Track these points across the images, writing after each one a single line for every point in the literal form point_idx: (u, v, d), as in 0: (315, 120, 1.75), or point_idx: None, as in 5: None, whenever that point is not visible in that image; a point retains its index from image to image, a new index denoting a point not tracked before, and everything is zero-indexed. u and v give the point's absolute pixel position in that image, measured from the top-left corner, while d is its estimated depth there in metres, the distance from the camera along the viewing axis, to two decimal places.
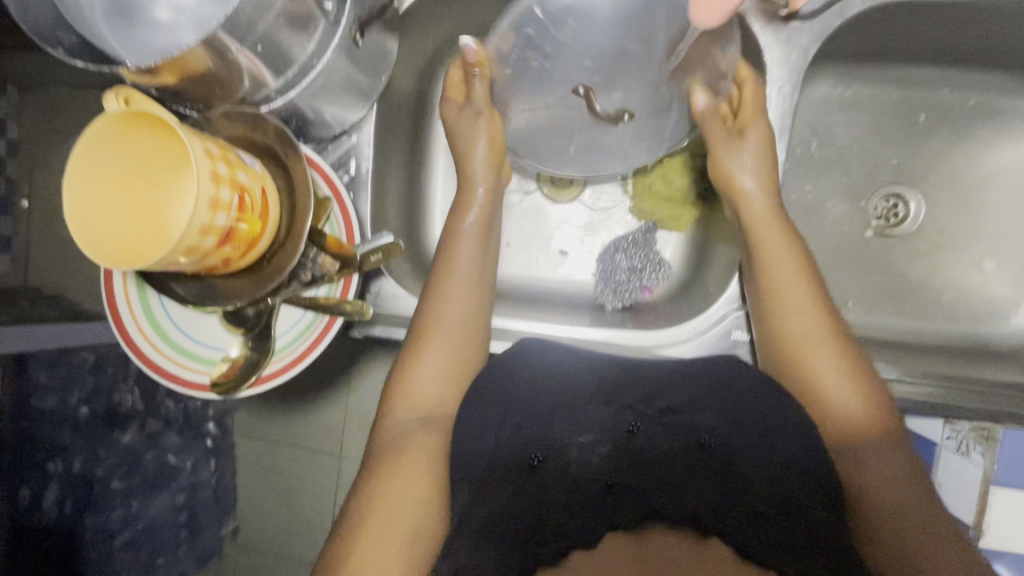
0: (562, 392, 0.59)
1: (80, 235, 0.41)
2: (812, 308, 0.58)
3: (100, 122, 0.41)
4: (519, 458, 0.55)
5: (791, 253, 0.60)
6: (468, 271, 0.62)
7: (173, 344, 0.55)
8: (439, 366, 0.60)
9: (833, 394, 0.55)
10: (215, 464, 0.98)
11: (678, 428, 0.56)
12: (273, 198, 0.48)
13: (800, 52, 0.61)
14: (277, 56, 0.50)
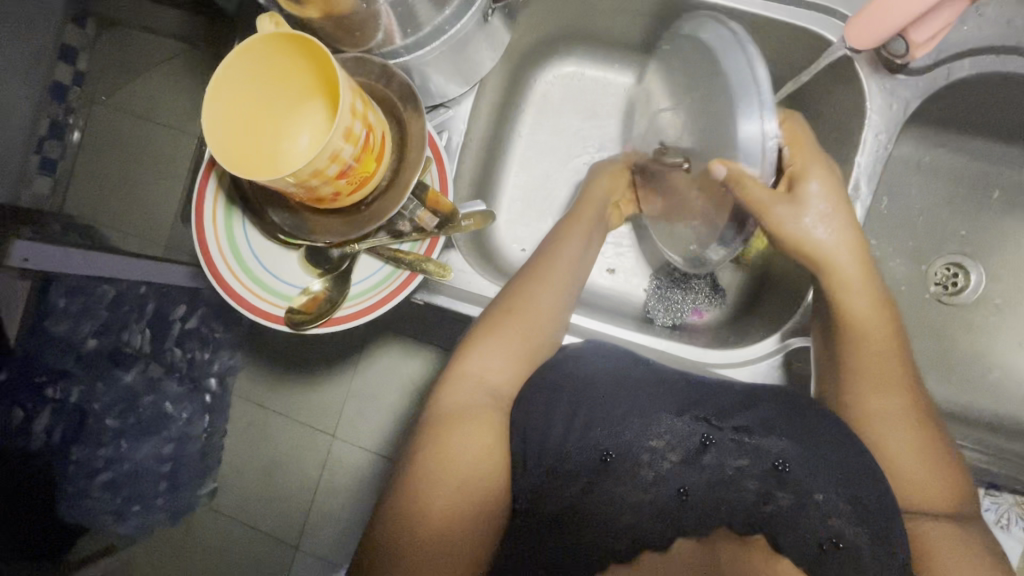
0: (638, 405, 0.55)
1: (211, 140, 0.43)
2: (900, 390, 0.56)
3: (255, 36, 0.42)
4: (593, 457, 0.53)
5: (880, 328, 0.58)
6: (559, 279, 0.62)
7: (247, 269, 0.56)
8: (512, 354, 0.58)
9: (911, 460, 0.54)
10: (210, 420, 1.01)
11: (757, 453, 0.52)
12: (388, 146, 0.49)
13: (902, 104, 0.63)
14: (416, 14, 0.52)
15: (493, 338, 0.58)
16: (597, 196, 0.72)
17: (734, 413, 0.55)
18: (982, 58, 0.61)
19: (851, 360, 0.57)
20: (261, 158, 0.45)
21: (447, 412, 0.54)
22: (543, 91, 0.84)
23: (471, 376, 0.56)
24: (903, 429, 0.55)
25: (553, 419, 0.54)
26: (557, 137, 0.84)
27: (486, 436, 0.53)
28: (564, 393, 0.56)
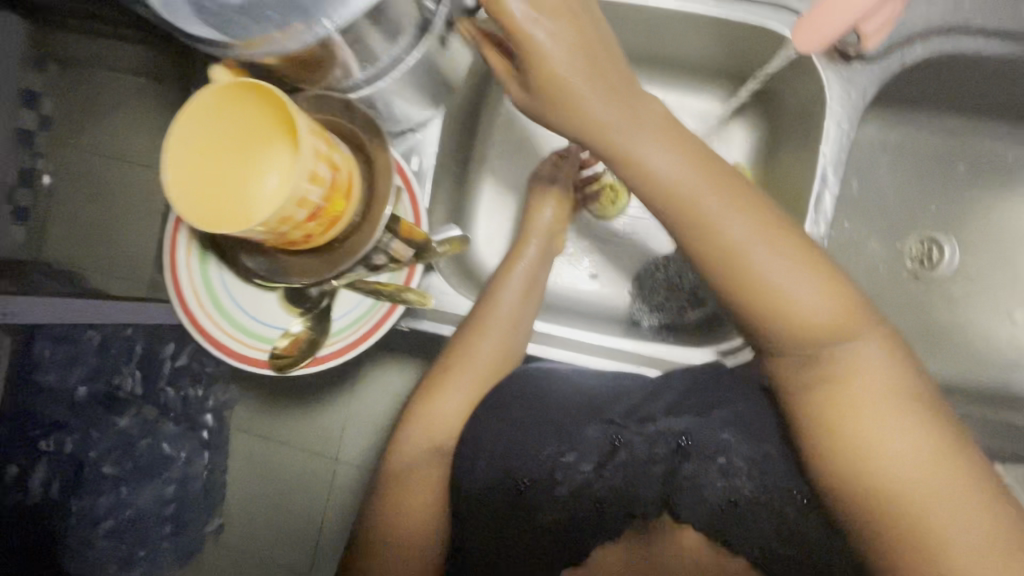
0: (556, 424, 0.58)
1: (173, 195, 0.42)
2: (819, 290, 0.46)
3: (205, 92, 0.42)
4: (511, 483, 0.57)
5: (772, 260, 0.45)
6: (511, 303, 0.65)
7: (213, 295, 0.56)
8: (468, 390, 0.62)
9: (804, 294, 0.46)
10: (209, 458, 0.95)
11: (661, 445, 0.55)
12: (357, 182, 0.49)
13: (860, 92, 0.64)
14: (374, 47, 0.51)
15: (449, 382, 0.62)
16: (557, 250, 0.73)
17: (647, 416, 0.57)
18: (933, 40, 0.62)
19: (768, 304, 0.46)
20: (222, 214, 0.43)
21: (393, 472, 0.60)
22: (511, 104, 0.84)
23: (417, 429, 0.61)
24: (759, 247, 0.46)
25: (489, 446, 0.58)
26: (528, 148, 0.84)
27: (423, 490, 0.59)
28: (513, 412, 0.60)
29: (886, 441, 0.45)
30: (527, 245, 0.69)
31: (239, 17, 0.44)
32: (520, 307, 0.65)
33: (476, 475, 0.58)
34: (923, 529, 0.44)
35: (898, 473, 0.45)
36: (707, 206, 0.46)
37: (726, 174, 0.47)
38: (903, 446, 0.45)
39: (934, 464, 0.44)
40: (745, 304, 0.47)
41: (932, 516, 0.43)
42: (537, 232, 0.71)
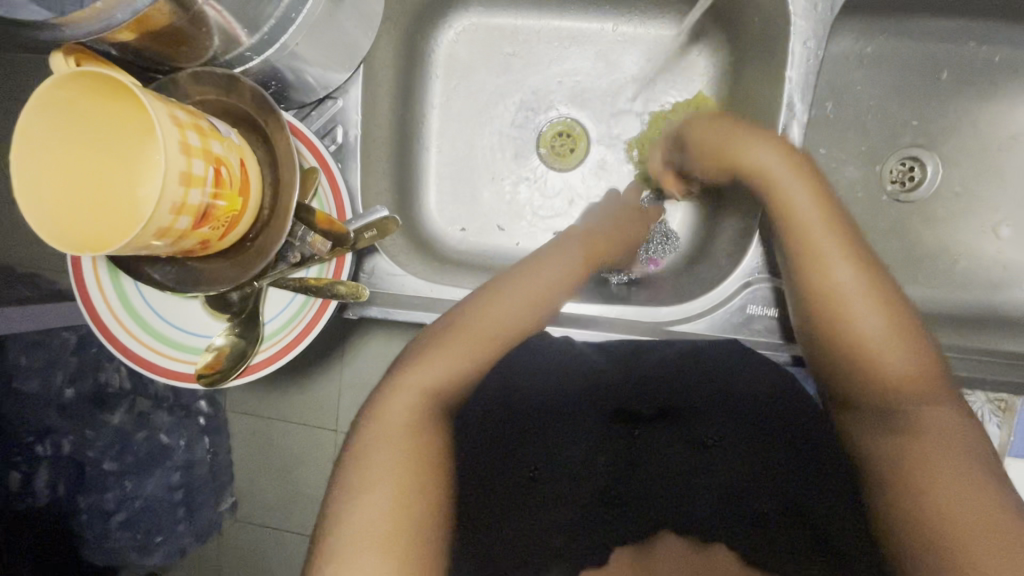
0: (567, 417, 0.62)
1: (32, 216, 0.36)
2: (881, 316, 0.50)
3: (42, 88, 0.35)
4: (521, 474, 0.59)
5: (848, 269, 0.51)
6: (527, 283, 0.58)
7: (125, 299, 0.51)
8: (475, 361, 0.53)
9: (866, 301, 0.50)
10: (211, 441, 0.90)
11: (667, 441, 0.61)
12: (253, 172, 0.43)
13: (827, 1, 0.57)
14: (252, 8, 0.44)
15: (451, 347, 0.53)
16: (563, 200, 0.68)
17: (660, 405, 0.63)
18: None
19: (827, 316, 0.51)
20: (100, 232, 0.37)
21: (377, 441, 0.48)
22: (447, 52, 0.75)
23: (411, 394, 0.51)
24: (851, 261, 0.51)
25: (505, 425, 0.61)
26: (471, 100, 0.76)
27: (417, 463, 0.47)
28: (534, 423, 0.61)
29: (914, 447, 0.47)
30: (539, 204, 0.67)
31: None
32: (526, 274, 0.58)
33: (485, 454, 0.60)
34: (969, 526, 0.42)
35: (928, 473, 0.45)
36: (781, 202, 0.54)
37: (802, 174, 0.54)
38: (946, 435, 0.47)
39: (965, 467, 0.45)
40: (806, 282, 0.52)
41: (965, 526, 0.42)
42: None
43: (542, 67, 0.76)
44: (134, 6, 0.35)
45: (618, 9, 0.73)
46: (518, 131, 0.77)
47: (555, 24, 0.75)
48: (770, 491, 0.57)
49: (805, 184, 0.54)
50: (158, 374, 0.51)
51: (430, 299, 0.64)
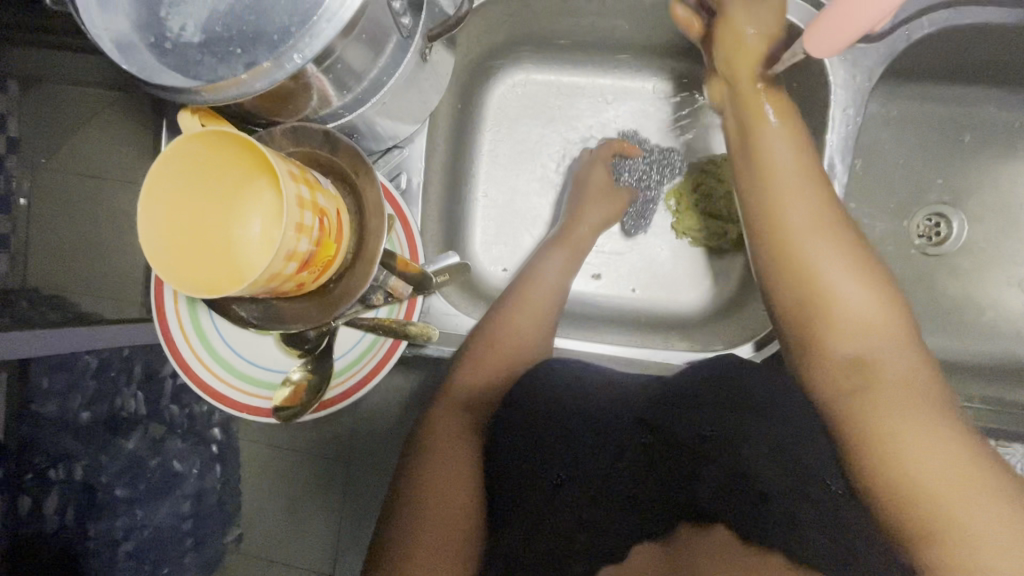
0: (596, 411, 0.61)
1: (152, 256, 0.40)
2: (855, 282, 0.53)
3: (178, 140, 0.40)
4: (550, 477, 0.56)
5: (813, 224, 0.54)
6: (537, 302, 0.68)
7: (196, 317, 0.53)
8: (500, 372, 0.64)
9: (849, 293, 0.52)
10: (222, 470, 0.90)
11: (681, 433, 0.58)
12: (346, 220, 0.46)
13: (866, 73, 0.61)
14: (350, 75, 0.47)
15: (484, 360, 0.64)
16: (586, 232, 0.73)
17: (690, 401, 0.58)
18: (941, 13, 0.59)
19: (795, 287, 0.54)
20: (217, 272, 0.41)
21: (426, 444, 0.61)
22: (498, 104, 0.80)
23: (452, 400, 0.63)
24: (826, 245, 0.53)
25: (532, 437, 0.58)
26: (519, 149, 0.81)
27: (454, 466, 0.59)
28: (542, 428, 0.59)
29: (878, 410, 0.49)
30: (575, 228, 0.72)
31: (202, 56, 0.39)
32: (548, 296, 0.68)
33: (515, 451, 0.58)
34: (940, 502, 0.44)
35: (895, 451, 0.47)
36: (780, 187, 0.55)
37: (790, 151, 0.56)
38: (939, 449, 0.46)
39: (946, 444, 0.46)
40: (779, 267, 0.55)
41: (946, 504, 0.44)
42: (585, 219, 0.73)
43: (586, 120, 0.80)
44: (272, 76, 0.39)
45: (661, 70, 0.78)
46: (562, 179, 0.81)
47: (601, 82, 0.80)
48: (780, 479, 0.52)
49: (793, 152, 0.56)
50: (210, 392, 0.53)
51: None
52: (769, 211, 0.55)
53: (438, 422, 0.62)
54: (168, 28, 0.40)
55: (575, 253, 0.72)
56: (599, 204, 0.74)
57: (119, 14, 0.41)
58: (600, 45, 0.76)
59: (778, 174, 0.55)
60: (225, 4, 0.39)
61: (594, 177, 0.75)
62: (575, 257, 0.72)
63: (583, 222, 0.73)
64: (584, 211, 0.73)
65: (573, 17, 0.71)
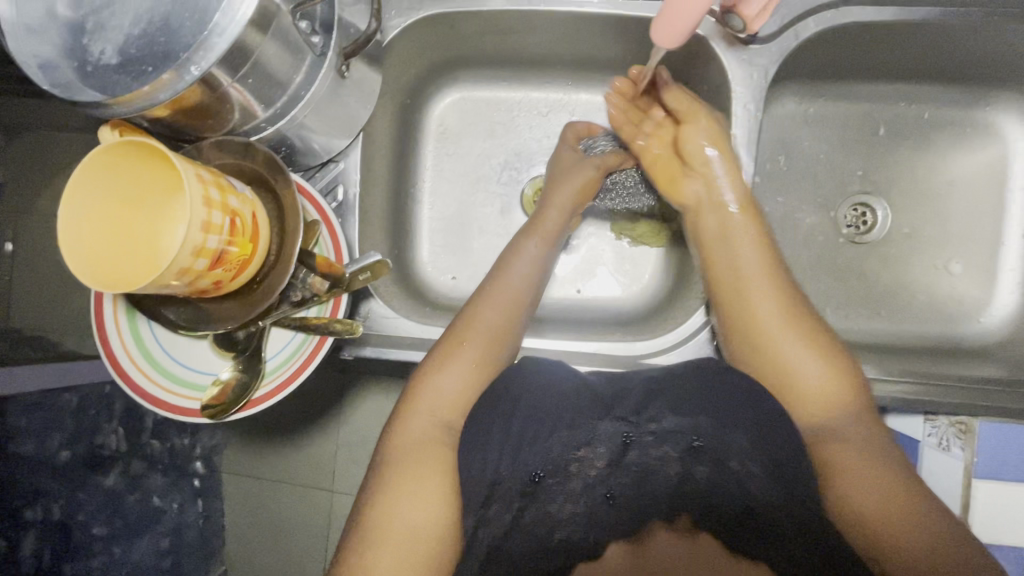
0: (565, 414, 0.57)
1: (72, 260, 0.42)
2: (809, 358, 0.59)
3: (94, 152, 0.42)
4: (525, 478, 0.55)
5: (774, 301, 0.61)
6: (501, 299, 0.67)
7: (133, 320, 0.55)
8: (477, 370, 0.63)
9: (785, 333, 0.60)
10: (203, 505, 0.91)
11: (664, 436, 0.56)
12: (263, 221, 0.49)
13: (761, 72, 0.66)
14: (268, 87, 0.52)
15: (452, 361, 0.63)
16: (556, 221, 0.72)
17: (648, 405, 0.58)
18: (823, 14, 0.64)
19: (756, 354, 0.60)
20: (135, 274, 0.43)
21: (398, 451, 0.59)
22: (438, 121, 0.85)
23: (420, 408, 0.61)
24: (766, 288, 0.62)
25: (496, 427, 0.57)
26: (461, 162, 0.85)
27: (429, 477, 0.56)
28: (497, 421, 0.57)
29: (840, 453, 0.55)
30: (546, 223, 0.72)
31: (118, 76, 0.43)
32: (518, 295, 0.68)
33: (490, 452, 0.56)
34: (894, 537, 0.50)
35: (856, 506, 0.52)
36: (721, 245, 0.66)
37: (746, 227, 0.65)
38: (857, 455, 0.55)
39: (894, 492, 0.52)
40: (729, 321, 0.63)
41: (899, 536, 0.50)
42: (555, 207, 0.72)
43: (522, 132, 0.85)
44: (174, 87, 0.43)
45: (587, 81, 0.82)
46: (504, 188, 0.85)
47: (532, 95, 0.84)
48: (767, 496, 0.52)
49: (751, 230, 0.65)
50: (138, 392, 0.55)
51: (420, 339, 0.69)
52: (733, 279, 0.63)
53: (408, 429, 0.60)
54: (89, 53, 0.44)
55: (550, 243, 0.71)
56: (569, 185, 0.73)
57: (46, 43, 0.44)
58: (528, 62, 0.81)
59: (726, 253, 0.65)
60: (140, 30, 0.44)
61: (562, 167, 0.74)
62: (550, 250, 0.71)
63: (551, 209, 0.72)
64: (552, 200, 0.73)
65: (497, 37, 0.76)
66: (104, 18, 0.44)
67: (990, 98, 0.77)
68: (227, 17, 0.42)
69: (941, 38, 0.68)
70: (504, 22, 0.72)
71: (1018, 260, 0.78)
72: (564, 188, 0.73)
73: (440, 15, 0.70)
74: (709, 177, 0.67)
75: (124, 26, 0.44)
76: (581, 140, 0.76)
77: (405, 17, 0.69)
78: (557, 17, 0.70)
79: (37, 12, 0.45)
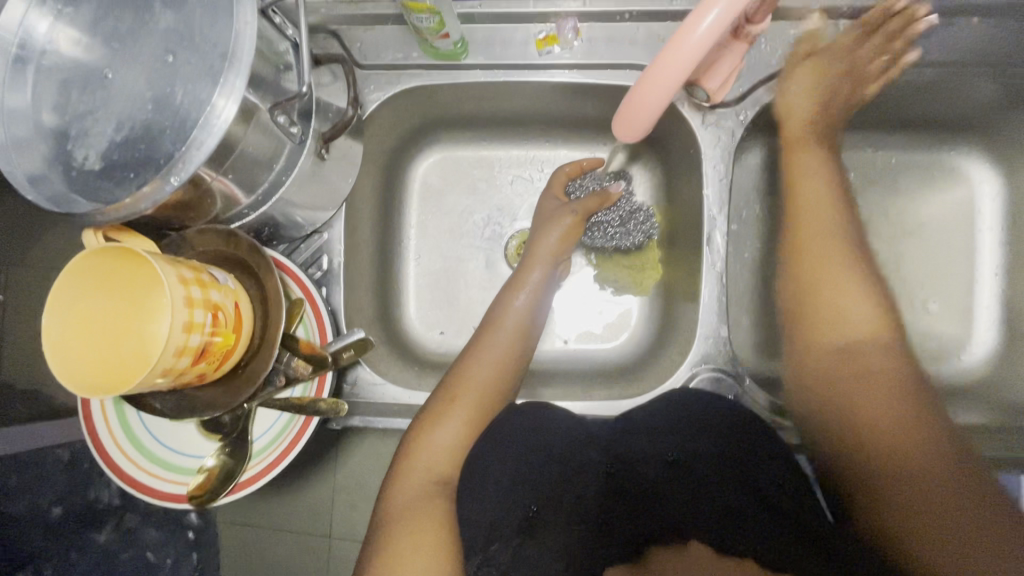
0: (555, 444, 0.59)
1: (58, 365, 0.43)
2: (850, 286, 0.58)
3: (79, 258, 0.43)
4: (520, 516, 0.54)
5: (833, 235, 0.60)
6: (494, 352, 0.67)
7: (118, 406, 0.55)
8: (469, 428, 0.63)
9: (841, 270, 0.58)
10: (198, 559, 0.89)
11: (643, 460, 0.60)
12: (245, 308, 0.50)
13: (729, 133, 0.68)
14: (249, 177, 0.53)
15: (444, 417, 0.63)
16: (539, 271, 0.73)
17: (628, 433, 0.62)
18: (785, 77, 0.67)
19: (806, 288, 0.60)
20: (120, 375, 0.44)
21: (395, 508, 0.57)
22: (422, 180, 0.86)
23: (418, 464, 0.60)
24: (829, 215, 0.61)
25: (495, 467, 0.56)
26: (444, 220, 0.86)
27: (425, 529, 0.54)
28: (495, 458, 0.57)
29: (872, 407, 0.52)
30: (527, 277, 0.72)
31: (102, 182, 0.45)
32: (510, 349, 0.68)
33: (488, 490, 0.55)
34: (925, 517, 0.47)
35: (900, 471, 0.49)
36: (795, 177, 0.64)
37: (822, 160, 0.64)
38: (885, 419, 0.51)
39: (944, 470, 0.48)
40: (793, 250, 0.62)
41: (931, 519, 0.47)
42: (535, 261, 0.73)
43: (504, 188, 0.86)
44: (153, 198, 0.44)
45: (565, 137, 0.84)
46: (487, 243, 0.86)
47: (512, 152, 0.86)
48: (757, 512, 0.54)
49: (824, 166, 0.63)
50: (121, 477, 0.55)
51: (408, 404, 0.70)
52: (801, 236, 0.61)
53: (400, 488, 0.59)
54: (74, 158, 0.45)
55: (538, 295, 0.72)
56: (556, 229, 0.74)
57: (32, 151, 0.46)
58: (506, 121, 0.83)
59: (808, 212, 0.62)
60: (122, 136, 0.45)
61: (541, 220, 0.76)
62: (537, 301, 0.72)
63: (530, 264, 0.73)
64: (536, 249, 0.74)
65: (475, 102, 0.78)
66: (88, 124, 0.46)
67: (954, 142, 0.80)
68: (204, 130, 0.43)
69: (900, 94, 0.71)
70: (480, 90, 0.74)
71: (992, 297, 0.80)
72: (548, 239, 0.74)
73: (418, 87, 0.72)
74: (802, 104, 0.65)
75: (106, 132, 0.46)
76: (569, 180, 0.79)
77: (384, 91, 0.71)
78: (530, 84, 0.73)
79: (24, 120, 0.46)
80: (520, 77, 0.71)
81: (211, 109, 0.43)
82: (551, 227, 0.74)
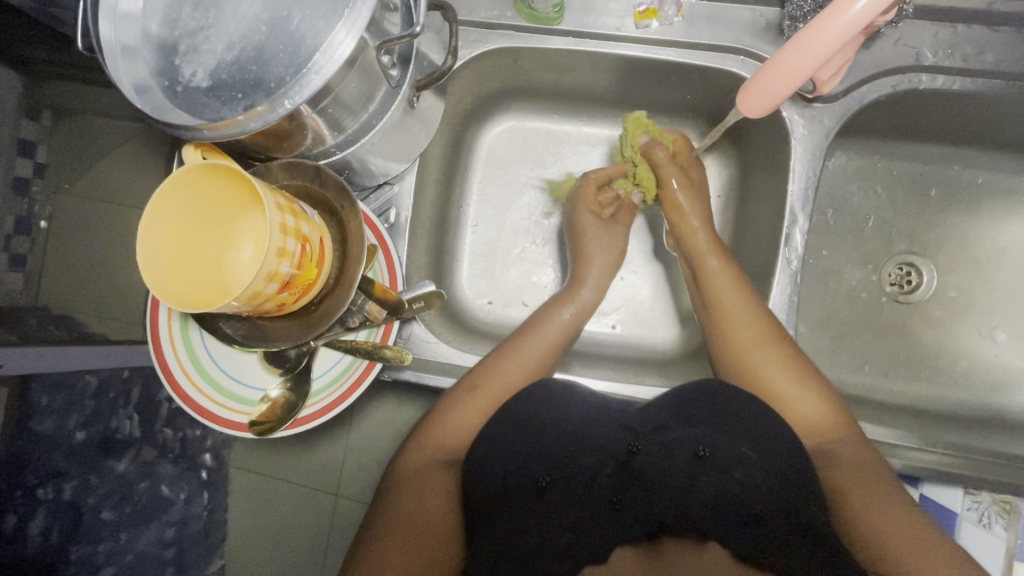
0: (584, 429, 0.59)
1: (147, 274, 0.43)
2: (749, 322, 0.64)
3: (183, 170, 0.43)
4: (532, 482, 0.55)
5: (737, 296, 0.66)
6: (532, 348, 0.66)
7: (186, 333, 0.56)
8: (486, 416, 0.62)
9: (744, 331, 0.64)
10: (209, 497, 0.83)
11: (672, 448, 0.56)
12: (328, 246, 0.50)
13: (824, 129, 0.67)
14: (342, 117, 0.53)
15: (466, 399, 0.62)
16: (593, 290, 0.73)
17: (664, 426, 0.58)
18: (879, 81, 0.66)
19: (730, 350, 0.64)
20: (205, 296, 0.44)
21: (407, 470, 0.59)
22: (488, 148, 0.85)
23: (433, 437, 0.61)
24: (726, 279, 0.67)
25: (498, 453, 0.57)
26: (506, 189, 0.85)
27: (436, 496, 0.57)
28: (515, 435, 0.58)
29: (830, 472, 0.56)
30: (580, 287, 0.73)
31: (208, 99, 0.45)
32: (560, 340, 0.68)
33: (500, 460, 0.57)
34: (897, 549, 0.49)
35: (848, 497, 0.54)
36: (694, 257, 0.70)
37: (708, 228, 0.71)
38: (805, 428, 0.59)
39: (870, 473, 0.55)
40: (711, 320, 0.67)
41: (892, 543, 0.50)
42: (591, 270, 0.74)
43: (570, 163, 0.85)
44: (265, 118, 0.43)
45: None
46: (545, 218, 0.84)
47: (583, 129, 0.85)
48: (766, 487, 0.53)
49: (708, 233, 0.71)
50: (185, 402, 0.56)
51: (458, 367, 0.70)
52: (717, 316, 0.66)
53: (412, 455, 0.60)
54: (181, 73, 0.45)
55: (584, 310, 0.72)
56: (611, 254, 0.75)
57: (140, 61, 0.46)
58: (581, 97, 0.82)
59: (717, 287, 0.67)
60: (233, 56, 0.45)
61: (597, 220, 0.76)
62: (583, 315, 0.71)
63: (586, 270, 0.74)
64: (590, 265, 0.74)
65: (557, 72, 0.77)
66: (198, 40, 0.46)
67: None
68: (326, 56, 0.43)
69: (1006, 109, 0.68)
70: (565, 59, 0.73)
71: None
72: (605, 256, 0.75)
73: (506, 48, 0.71)
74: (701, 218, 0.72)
75: (217, 50, 0.45)
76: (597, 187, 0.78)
77: (471, 50, 0.70)
78: (618, 57, 0.70)
79: (135, 31, 0.47)
80: (610, 49, 0.70)
81: (331, 40, 0.43)
82: (605, 248, 0.75)
